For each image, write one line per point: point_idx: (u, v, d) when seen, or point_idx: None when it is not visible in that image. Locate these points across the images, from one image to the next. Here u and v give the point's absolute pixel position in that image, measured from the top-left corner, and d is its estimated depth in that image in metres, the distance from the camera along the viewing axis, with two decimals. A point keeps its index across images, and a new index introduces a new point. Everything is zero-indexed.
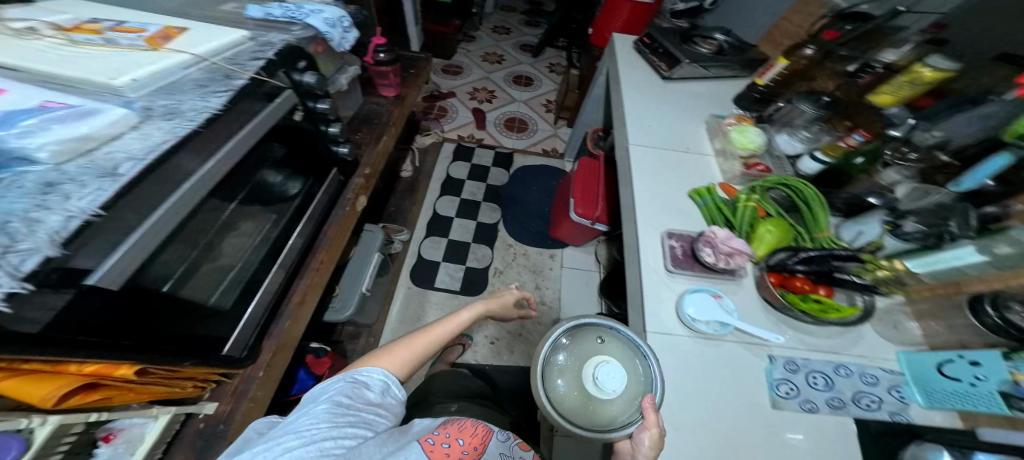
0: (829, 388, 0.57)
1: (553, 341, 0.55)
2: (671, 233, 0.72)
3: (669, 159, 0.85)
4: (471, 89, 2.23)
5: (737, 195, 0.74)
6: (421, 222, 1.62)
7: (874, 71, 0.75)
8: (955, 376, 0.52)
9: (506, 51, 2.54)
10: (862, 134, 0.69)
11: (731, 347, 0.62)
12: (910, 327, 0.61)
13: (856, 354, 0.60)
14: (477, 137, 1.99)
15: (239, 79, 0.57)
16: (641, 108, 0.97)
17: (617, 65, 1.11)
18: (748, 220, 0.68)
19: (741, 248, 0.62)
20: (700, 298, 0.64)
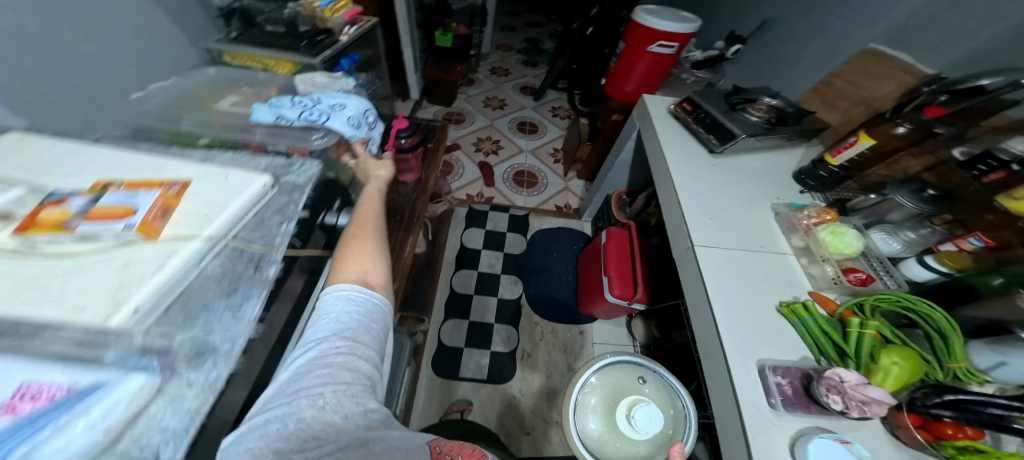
0: None
1: (594, 380, 0.80)
2: (772, 365, 0.63)
3: (739, 262, 0.78)
4: (476, 140, 2.14)
5: (841, 314, 0.65)
6: (438, 303, 1.50)
7: (994, 166, 0.63)
8: None
9: (507, 94, 2.46)
10: (982, 239, 0.62)
11: None
12: None
13: None
14: (487, 195, 1.90)
15: (270, 268, 0.46)
16: (693, 195, 0.90)
17: (657, 138, 1.05)
18: (867, 349, 0.58)
19: (878, 397, 0.53)
20: (828, 445, 0.52)
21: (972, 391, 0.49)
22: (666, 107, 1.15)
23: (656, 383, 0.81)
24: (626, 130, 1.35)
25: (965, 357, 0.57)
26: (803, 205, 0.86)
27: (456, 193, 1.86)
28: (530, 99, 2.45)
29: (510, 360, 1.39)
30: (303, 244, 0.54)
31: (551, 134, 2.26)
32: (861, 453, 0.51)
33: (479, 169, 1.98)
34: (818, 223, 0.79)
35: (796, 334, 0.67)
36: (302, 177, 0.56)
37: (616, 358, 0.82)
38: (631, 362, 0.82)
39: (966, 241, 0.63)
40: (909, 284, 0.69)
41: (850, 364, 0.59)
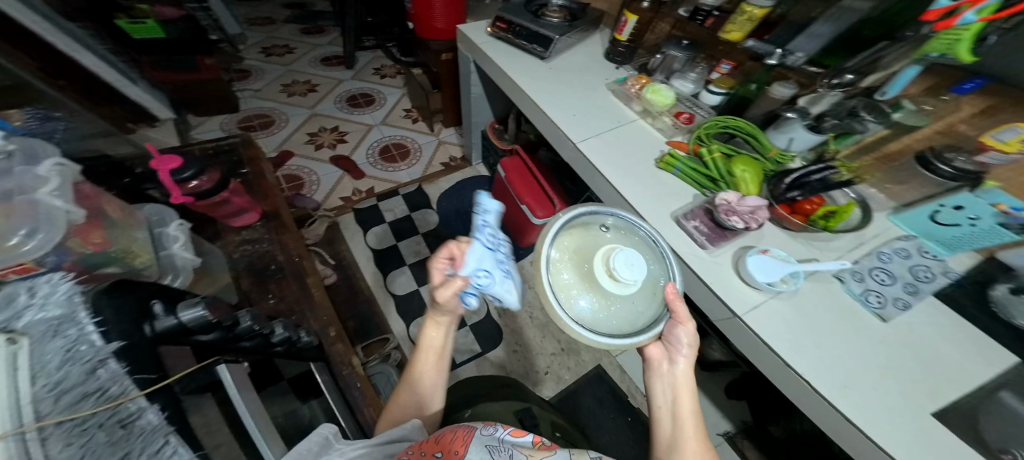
0: (895, 279, 0.64)
1: (548, 256, 0.48)
2: (682, 214, 0.74)
3: (615, 142, 0.85)
4: (307, 137, 1.73)
5: (699, 150, 0.79)
6: (389, 314, 1.33)
7: (710, 14, 0.85)
8: (955, 222, 0.60)
9: (308, 72, 2.02)
10: (728, 63, 0.81)
11: (812, 290, 0.66)
12: (873, 194, 0.75)
13: (877, 234, 0.70)
14: (363, 187, 1.60)
15: (146, 414, 0.31)
16: (556, 99, 0.92)
17: (493, 62, 1.00)
18: (724, 169, 0.74)
19: (758, 204, 0.69)
20: (761, 262, 0.65)
21: (795, 170, 0.70)
22: (480, 29, 1.10)
23: (627, 226, 0.52)
24: (463, 67, 1.30)
25: (773, 145, 0.75)
26: (625, 77, 0.96)
27: (326, 204, 1.53)
28: (342, 69, 2.06)
29: (491, 323, 1.36)
30: (163, 373, 0.35)
31: (392, 94, 1.97)
32: (780, 254, 0.66)
33: (335, 165, 1.65)
34: (641, 88, 0.90)
35: (678, 180, 0.79)
36: (55, 307, 0.29)
37: (565, 216, 0.50)
38: (583, 215, 0.52)
39: (720, 68, 0.83)
40: (712, 111, 0.86)
41: (721, 188, 0.74)
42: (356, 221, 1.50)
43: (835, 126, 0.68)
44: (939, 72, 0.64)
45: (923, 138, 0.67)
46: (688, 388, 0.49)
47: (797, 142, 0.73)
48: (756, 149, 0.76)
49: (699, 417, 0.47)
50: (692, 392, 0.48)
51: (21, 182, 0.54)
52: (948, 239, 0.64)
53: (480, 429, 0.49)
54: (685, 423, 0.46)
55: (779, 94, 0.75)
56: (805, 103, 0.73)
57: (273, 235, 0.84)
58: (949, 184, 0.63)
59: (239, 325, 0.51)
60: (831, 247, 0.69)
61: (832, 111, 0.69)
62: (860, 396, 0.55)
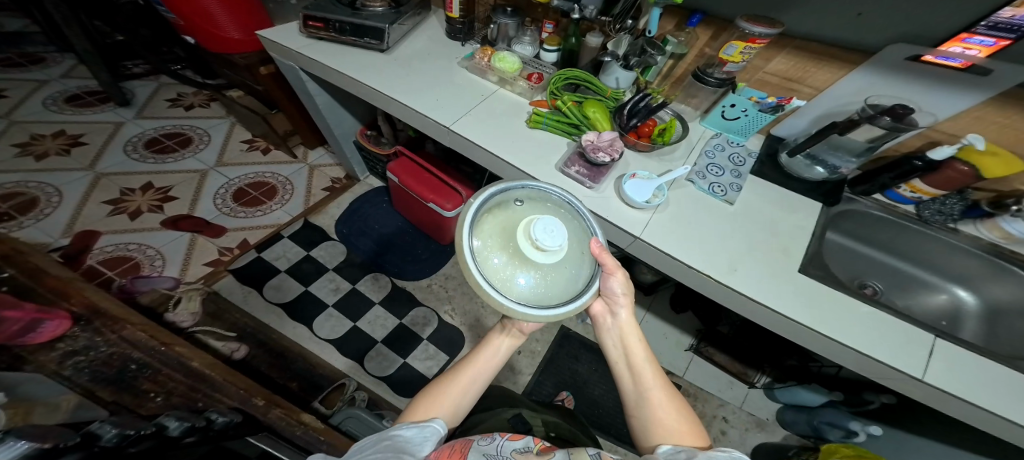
0: (722, 170, 0.79)
1: (471, 248, 0.44)
2: (563, 163, 0.79)
3: (480, 114, 0.86)
4: (108, 206, 1.40)
5: (552, 104, 0.84)
6: (334, 362, 1.19)
7: None
8: (736, 116, 0.80)
9: (67, 120, 1.63)
10: (551, 24, 0.90)
11: (677, 194, 0.77)
12: (683, 109, 0.90)
13: (699, 137, 0.85)
14: (231, 242, 1.39)
15: None
16: (409, 86, 0.88)
17: (319, 66, 0.91)
18: (581, 114, 0.81)
19: (611, 137, 0.77)
20: (635, 187, 0.73)
21: (624, 104, 0.82)
22: (294, 35, 0.99)
23: (540, 196, 0.51)
24: (291, 77, 1.15)
25: (606, 85, 0.85)
26: (472, 52, 0.96)
27: (188, 276, 1.28)
28: (116, 108, 1.71)
29: (447, 327, 1.31)
30: None
31: (216, 130, 1.70)
32: (645, 175, 0.75)
33: (174, 228, 1.38)
34: (489, 59, 0.91)
35: (551, 134, 0.84)
36: None
37: (478, 197, 0.46)
38: (491, 194, 0.48)
39: (546, 29, 0.91)
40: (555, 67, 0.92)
41: (583, 131, 0.81)
42: (243, 281, 1.31)
43: (637, 63, 0.82)
44: (674, 12, 0.82)
45: (687, 62, 0.87)
46: (636, 337, 0.51)
47: (621, 81, 0.84)
48: (597, 92, 0.84)
49: (652, 362, 0.50)
50: (640, 342, 0.51)
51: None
52: (741, 127, 0.83)
53: (478, 440, 0.48)
54: (643, 377, 0.48)
55: (594, 44, 0.86)
56: (612, 48, 0.85)
57: (106, 334, 0.64)
58: (718, 91, 0.79)
59: (104, 437, 0.42)
60: (674, 156, 0.81)
61: (630, 51, 0.83)
62: (745, 269, 0.67)
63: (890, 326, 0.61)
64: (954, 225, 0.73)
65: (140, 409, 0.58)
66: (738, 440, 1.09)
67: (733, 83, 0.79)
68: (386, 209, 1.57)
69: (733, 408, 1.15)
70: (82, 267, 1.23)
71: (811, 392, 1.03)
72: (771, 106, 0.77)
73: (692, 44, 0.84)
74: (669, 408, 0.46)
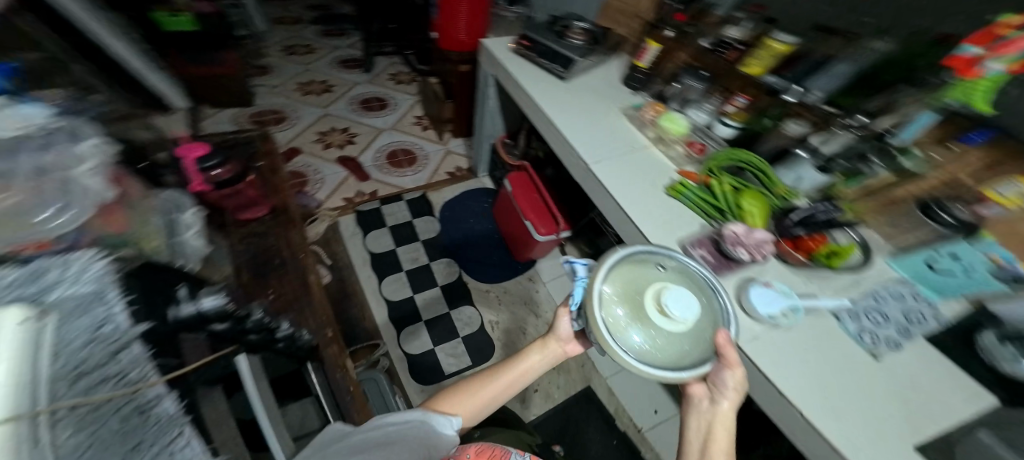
0: (888, 320, 0.65)
1: (600, 293, 0.44)
2: (689, 242, 0.74)
3: (623, 163, 0.86)
4: (317, 136, 1.73)
5: (707, 180, 0.80)
6: (381, 321, 1.30)
7: (733, 47, 0.86)
8: (948, 270, 0.64)
9: (315, 42, 2.13)
10: (744, 97, 0.82)
11: (812, 322, 0.66)
12: (873, 237, 0.77)
13: (874, 276, 0.71)
14: (367, 190, 1.61)
15: (162, 404, 0.31)
16: (571, 111, 0.94)
17: (506, 72, 1.04)
18: (734, 202, 0.75)
19: (764, 237, 0.69)
20: (759, 295, 0.65)
21: (802, 208, 0.72)
22: (503, 43, 1.12)
23: (685, 271, 0.48)
24: (482, 83, 1.35)
25: (781, 182, 0.77)
26: (640, 104, 0.98)
27: (328, 204, 1.53)
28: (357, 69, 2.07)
29: (484, 337, 1.32)
30: (177, 364, 0.35)
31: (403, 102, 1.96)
32: (782, 289, 0.67)
33: (341, 166, 1.65)
34: (656, 115, 0.91)
35: (687, 209, 0.80)
36: (83, 287, 0.29)
37: (621, 250, 0.46)
38: (637, 250, 0.48)
39: (736, 101, 0.83)
40: (724, 143, 0.86)
41: (726, 220, 0.75)
42: (357, 222, 1.50)
43: (843, 167, 0.72)
44: (951, 120, 0.65)
45: (926, 182, 0.67)
46: (725, 433, 0.45)
47: (803, 181, 0.77)
48: (765, 184, 0.77)
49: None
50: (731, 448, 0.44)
51: (58, 159, 0.50)
52: (939, 282, 0.66)
53: None
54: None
55: (792, 131, 0.77)
56: (816, 142, 0.74)
57: (277, 227, 0.76)
58: (951, 232, 0.63)
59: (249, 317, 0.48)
60: (829, 283, 0.70)
61: (842, 154, 0.72)
62: (869, 437, 0.54)
63: None
64: None
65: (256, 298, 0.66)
66: None
67: (975, 231, 0.62)
68: (484, 209, 1.65)
69: None
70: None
71: None
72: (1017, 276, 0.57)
73: (940, 164, 0.66)
74: None
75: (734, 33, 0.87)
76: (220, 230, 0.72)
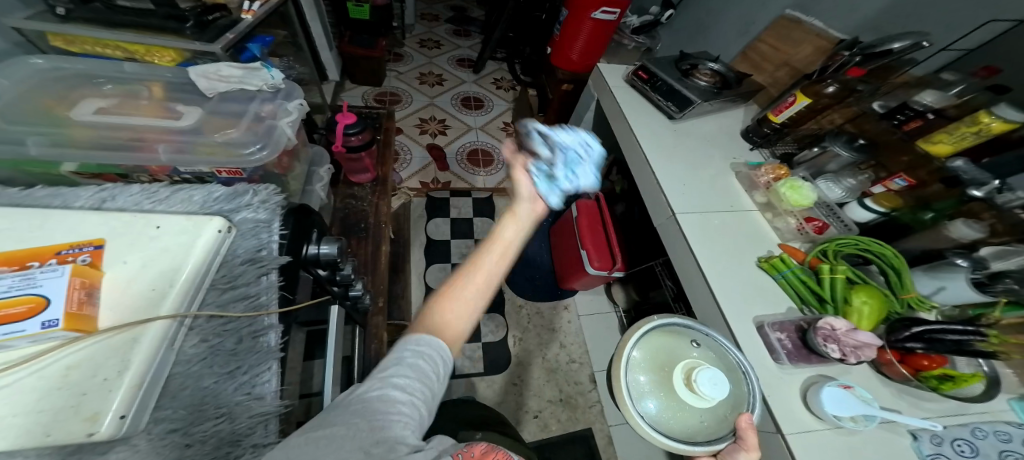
0: (977, 454, 0.53)
1: (628, 357, 0.48)
2: (768, 323, 0.67)
3: (716, 222, 0.80)
4: (418, 121, 1.86)
5: (811, 261, 0.71)
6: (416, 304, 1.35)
7: (913, 114, 0.72)
8: None
9: (443, 37, 2.31)
10: (905, 180, 0.70)
11: (880, 436, 0.56)
12: (1006, 373, 0.61)
13: (977, 412, 0.58)
14: (443, 180, 1.69)
15: (268, 334, 0.37)
16: (673, 153, 0.91)
17: (614, 101, 1.03)
18: (841, 293, 0.65)
19: (868, 341, 0.59)
20: (835, 393, 0.56)
21: (931, 323, 0.58)
22: (621, 74, 1.10)
23: (717, 352, 0.51)
24: (584, 100, 1.33)
25: (913, 286, 0.65)
26: (759, 163, 0.91)
27: (408, 183, 1.64)
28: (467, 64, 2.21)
29: (504, 349, 1.31)
30: (293, 297, 0.42)
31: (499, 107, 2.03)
32: (863, 395, 0.56)
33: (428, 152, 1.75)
34: (774, 179, 0.84)
35: (778, 287, 0.72)
36: (263, 213, 0.41)
37: (659, 319, 0.51)
38: (675, 323, 0.52)
39: (892, 182, 0.72)
40: (855, 226, 0.77)
41: (827, 312, 0.66)
42: (426, 207, 1.59)
43: (1008, 290, 0.58)
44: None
45: None
46: None
47: (946, 290, 0.64)
48: (891, 285, 0.67)
49: None
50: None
51: (274, 110, 0.64)
52: None
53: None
54: None
55: (959, 234, 0.63)
56: (982, 250, 0.62)
57: (375, 196, 0.85)
58: None
59: (342, 271, 0.54)
60: (923, 405, 0.59)
61: (1019, 272, 0.58)
62: None
63: None
64: None
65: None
66: None
67: None
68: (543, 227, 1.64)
69: None
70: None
71: None
72: None
73: None
74: None
75: (930, 98, 0.69)
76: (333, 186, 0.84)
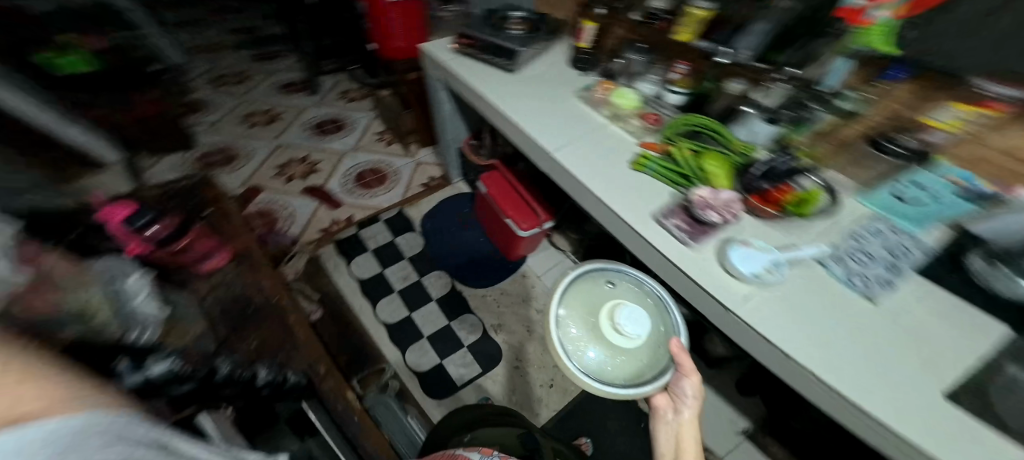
0: (871, 258, 0.64)
1: (557, 315, 0.51)
2: (661, 213, 0.73)
3: (590, 144, 0.85)
4: (276, 169, 1.69)
5: (667, 150, 0.79)
6: (386, 345, 1.27)
7: (662, 17, 0.86)
8: (915, 200, 0.63)
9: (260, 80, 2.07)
10: (683, 64, 0.85)
11: (797, 276, 0.65)
12: (833, 177, 0.75)
13: (849, 218, 0.70)
14: (342, 216, 1.57)
15: None
16: (531, 102, 0.93)
17: (454, 75, 1.01)
18: (696, 165, 0.75)
19: (730, 197, 0.70)
20: (744, 257, 0.64)
21: (757, 165, 0.73)
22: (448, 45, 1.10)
23: (632, 283, 0.55)
24: (432, 89, 1.32)
25: (734, 138, 0.77)
26: (591, 85, 0.96)
27: (304, 237, 1.49)
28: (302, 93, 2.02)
29: (489, 342, 1.30)
30: None
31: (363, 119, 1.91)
32: (760, 246, 0.66)
33: (309, 196, 1.61)
34: (607, 93, 0.91)
35: (654, 180, 0.78)
36: None
37: (574, 272, 0.54)
38: (589, 270, 0.55)
39: (677, 68, 0.86)
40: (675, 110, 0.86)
41: (693, 183, 0.75)
42: (338, 252, 1.46)
43: (790, 117, 0.71)
44: (868, 62, 0.64)
45: (865, 121, 0.67)
46: (693, 441, 0.52)
47: (757, 134, 0.76)
48: (722, 144, 0.77)
49: None
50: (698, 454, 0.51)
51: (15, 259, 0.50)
52: (913, 213, 0.65)
53: None
54: None
55: (733, 90, 0.79)
56: (758, 98, 0.76)
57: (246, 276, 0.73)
58: (898, 163, 0.63)
59: (218, 372, 0.58)
60: (808, 231, 0.69)
61: (784, 104, 0.73)
62: (855, 376, 0.54)
63: None
64: None
65: (240, 349, 0.64)
66: None
67: (926, 158, 0.61)
68: (466, 215, 1.61)
69: None
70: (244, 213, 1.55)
71: None
72: (986, 194, 0.56)
73: (877, 101, 0.65)
74: None
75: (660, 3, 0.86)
76: (198, 282, 0.71)
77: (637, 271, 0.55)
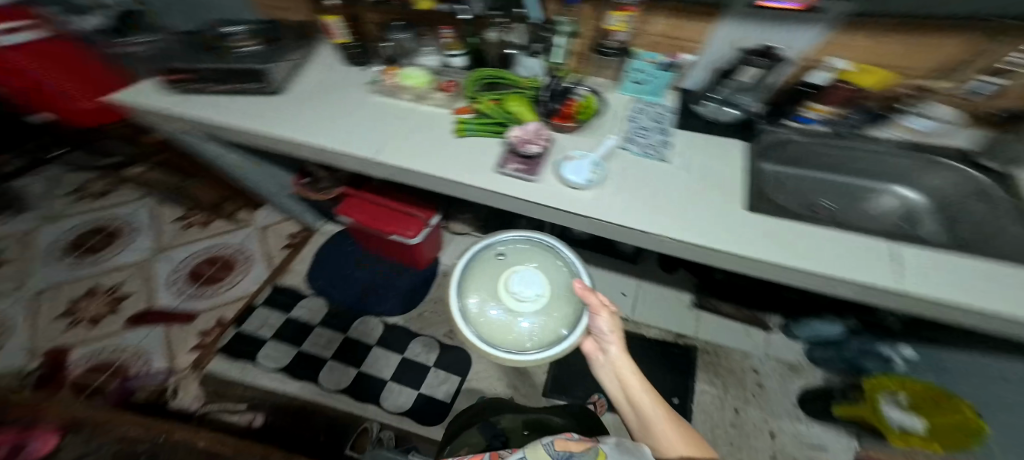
0: (649, 130, 0.80)
1: (468, 307, 0.48)
2: (498, 163, 0.74)
3: (409, 127, 0.82)
4: (64, 319, 1.29)
5: (472, 109, 0.83)
6: (354, 415, 1.13)
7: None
8: (644, 80, 0.86)
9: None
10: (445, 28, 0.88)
11: (618, 165, 0.75)
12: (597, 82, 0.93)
13: (622, 108, 0.86)
14: (207, 324, 1.29)
15: None
16: (338, 113, 0.84)
17: (206, 119, 0.84)
18: (501, 109, 0.80)
19: (537, 127, 0.76)
20: (572, 170, 0.71)
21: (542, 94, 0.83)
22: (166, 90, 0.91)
23: (524, 246, 0.56)
24: (189, 145, 0.97)
25: (519, 77, 0.86)
26: (375, 77, 0.92)
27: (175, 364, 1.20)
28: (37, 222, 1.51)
29: (452, 350, 1.26)
30: None
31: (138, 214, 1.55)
32: (580, 155, 0.73)
33: (139, 326, 1.27)
34: (393, 79, 0.88)
35: (478, 139, 0.79)
36: None
37: (465, 260, 0.52)
38: (479, 251, 0.54)
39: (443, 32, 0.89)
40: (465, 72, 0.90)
41: (508, 126, 0.80)
42: (229, 361, 1.21)
43: (542, 49, 0.86)
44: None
45: (584, 39, 0.89)
46: (630, 370, 0.49)
47: (533, 69, 0.88)
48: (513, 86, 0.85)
49: (650, 392, 0.46)
50: (637, 375, 0.48)
51: None
52: (650, 89, 0.87)
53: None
54: (642, 404, 0.45)
55: (493, 38, 0.88)
56: (511, 39, 0.87)
57: None
58: (618, 60, 0.86)
59: None
60: (602, 129, 0.81)
61: (533, 39, 0.87)
62: (682, 220, 0.66)
63: (836, 247, 0.62)
64: (863, 132, 0.81)
65: None
66: (780, 389, 1.17)
67: (627, 51, 0.85)
68: (354, 249, 1.48)
69: (759, 357, 1.23)
70: (62, 383, 1.16)
71: (827, 323, 1.13)
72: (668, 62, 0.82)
73: (580, 19, 0.85)
74: (671, 429, 0.42)
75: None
76: None
77: (524, 233, 0.56)
